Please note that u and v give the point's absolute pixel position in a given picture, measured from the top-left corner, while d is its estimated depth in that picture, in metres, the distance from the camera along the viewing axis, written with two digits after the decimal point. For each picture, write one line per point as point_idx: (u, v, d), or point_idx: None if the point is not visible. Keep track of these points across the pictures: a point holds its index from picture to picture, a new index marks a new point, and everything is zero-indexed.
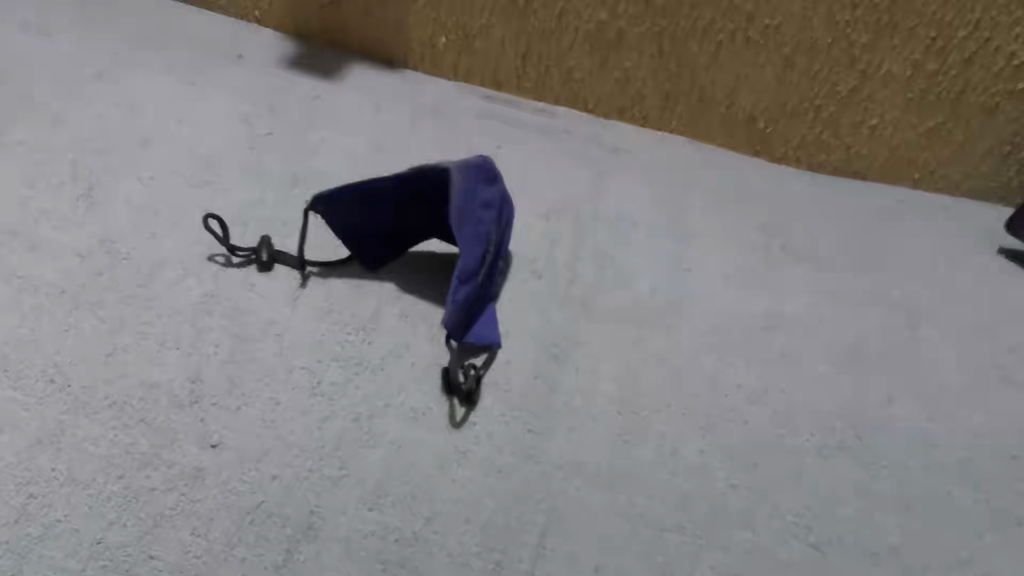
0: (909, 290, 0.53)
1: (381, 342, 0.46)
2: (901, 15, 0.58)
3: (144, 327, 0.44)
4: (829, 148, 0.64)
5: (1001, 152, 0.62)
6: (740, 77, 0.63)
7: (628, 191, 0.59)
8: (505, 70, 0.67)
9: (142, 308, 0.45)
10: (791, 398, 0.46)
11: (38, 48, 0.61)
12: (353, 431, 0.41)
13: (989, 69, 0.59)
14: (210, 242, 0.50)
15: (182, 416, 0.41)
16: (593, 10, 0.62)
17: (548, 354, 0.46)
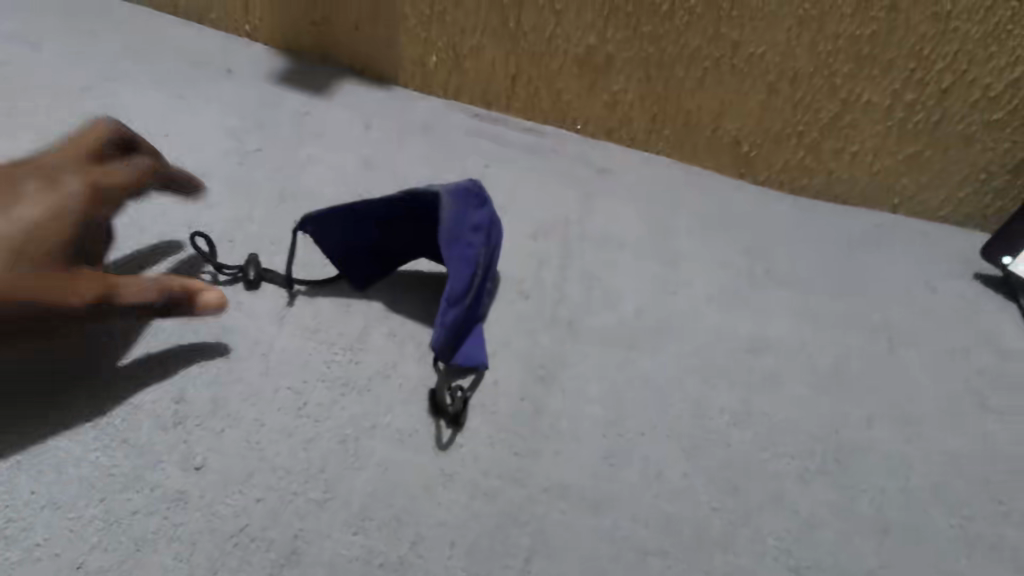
0: (888, 315, 0.55)
1: (368, 363, 0.46)
2: (881, 46, 0.58)
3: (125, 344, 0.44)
4: (810, 172, 0.65)
5: (977, 180, 0.63)
6: (725, 103, 0.63)
7: (615, 212, 0.60)
8: (496, 89, 0.67)
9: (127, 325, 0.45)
10: (774, 420, 0.47)
11: (26, 63, 0.61)
12: (339, 452, 0.41)
13: (966, 100, 0.59)
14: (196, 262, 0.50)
15: (165, 437, 0.41)
16: (581, 34, 0.63)
17: (534, 376, 0.47)
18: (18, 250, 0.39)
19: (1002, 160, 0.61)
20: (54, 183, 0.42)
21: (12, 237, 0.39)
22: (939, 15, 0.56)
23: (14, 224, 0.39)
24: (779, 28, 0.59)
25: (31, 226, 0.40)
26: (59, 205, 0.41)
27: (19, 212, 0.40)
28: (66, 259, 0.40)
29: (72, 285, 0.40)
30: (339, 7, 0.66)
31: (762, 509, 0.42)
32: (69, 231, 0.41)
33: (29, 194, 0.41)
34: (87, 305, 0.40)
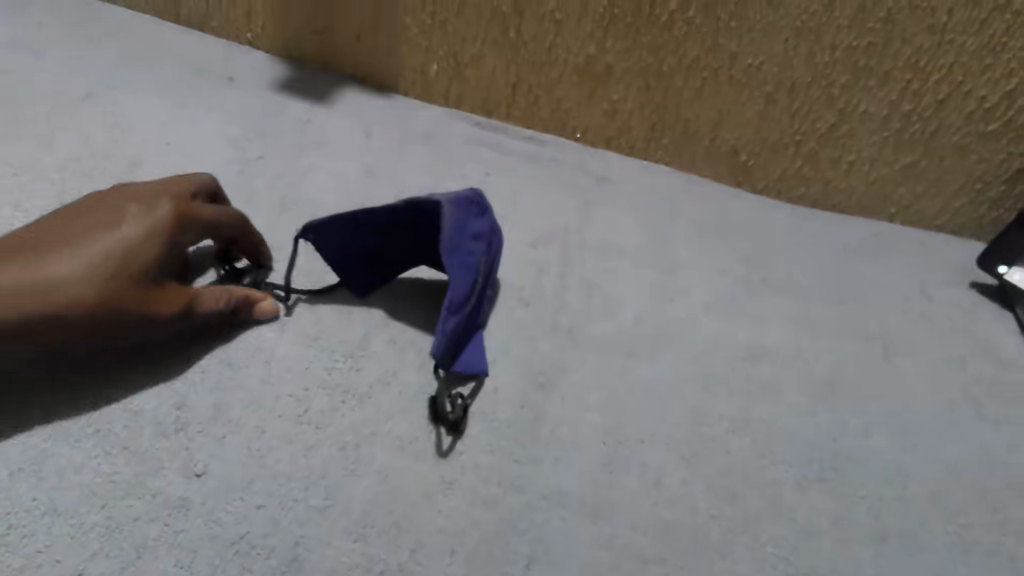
0: (884, 323, 0.55)
1: (368, 371, 0.46)
2: (879, 57, 0.58)
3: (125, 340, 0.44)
4: (808, 181, 0.65)
5: (973, 190, 0.63)
6: (723, 113, 0.64)
7: (614, 220, 0.60)
8: (496, 97, 0.68)
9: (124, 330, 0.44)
10: (772, 428, 0.47)
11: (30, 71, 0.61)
12: (339, 459, 0.42)
13: (961, 111, 0.60)
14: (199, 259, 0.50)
15: (167, 444, 0.41)
16: (581, 44, 0.63)
17: (534, 383, 0.47)
18: (113, 265, 0.41)
19: (998, 170, 0.62)
20: (148, 203, 0.44)
21: (109, 252, 0.41)
22: (935, 27, 0.57)
23: (111, 241, 0.41)
24: (776, 39, 0.59)
25: (130, 243, 0.42)
26: (153, 225, 0.43)
27: (117, 230, 0.42)
28: (156, 275, 0.42)
29: (160, 297, 0.42)
30: (339, 15, 0.66)
31: (760, 517, 0.43)
32: (160, 250, 0.43)
33: (127, 212, 0.43)
34: (171, 315, 0.42)
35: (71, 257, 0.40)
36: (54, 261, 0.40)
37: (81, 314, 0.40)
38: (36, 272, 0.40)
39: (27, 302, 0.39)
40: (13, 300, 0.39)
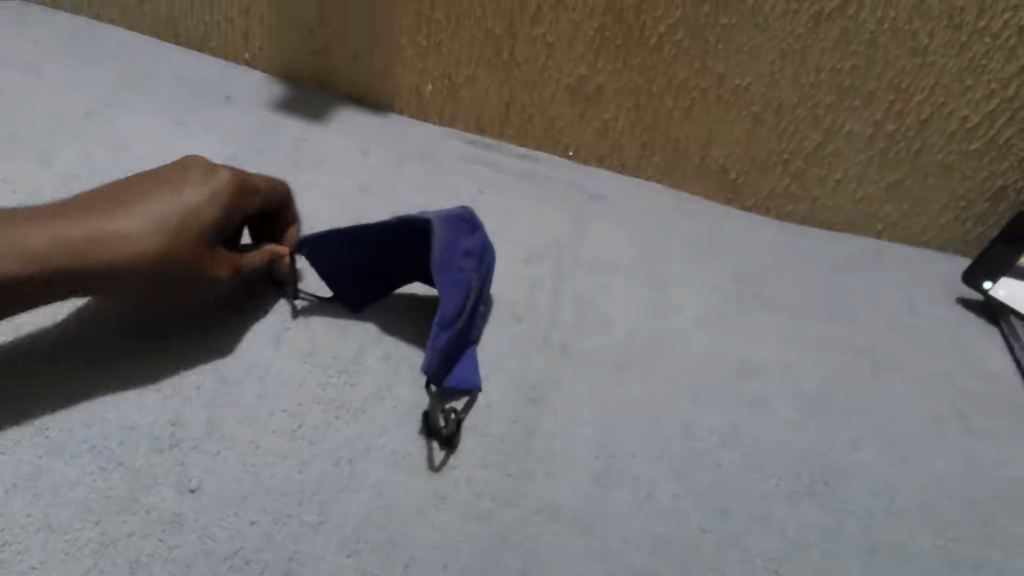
0: (871, 339, 0.56)
1: (362, 386, 0.47)
2: (863, 79, 0.60)
3: (139, 337, 0.46)
4: (796, 199, 0.67)
5: (957, 208, 0.65)
6: (712, 131, 0.65)
7: (607, 236, 0.61)
8: (489, 116, 0.69)
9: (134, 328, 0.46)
10: (762, 441, 0.48)
11: (30, 91, 0.62)
12: (333, 474, 0.42)
13: (943, 130, 0.61)
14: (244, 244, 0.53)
15: (161, 459, 0.41)
16: (573, 65, 0.64)
17: (527, 398, 0.48)
18: (170, 225, 0.42)
19: (981, 188, 0.63)
20: (209, 170, 0.46)
21: (168, 214, 0.43)
22: (916, 50, 0.58)
23: (173, 203, 0.43)
24: (762, 61, 0.60)
25: (193, 208, 0.43)
26: (212, 191, 0.44)
27: (182, 193, 0.44)
28: (211, 238, 0.44)
29: (214, 258, 0.44)
30: (336, 36, 0.67)
31: (751, 530, 0.43)
32: (217, 214, 0.44)
33: (191, 178, 0.45)
34: (222, 276, 0.45)
35: (136, 216, 0.42)
36: (115, 215, 0.42)
37: (140, 269, 0.42)
38: (97, 225, 0.42)
39: (87, 252, 0.41)
40: (79, 252, 0.41)
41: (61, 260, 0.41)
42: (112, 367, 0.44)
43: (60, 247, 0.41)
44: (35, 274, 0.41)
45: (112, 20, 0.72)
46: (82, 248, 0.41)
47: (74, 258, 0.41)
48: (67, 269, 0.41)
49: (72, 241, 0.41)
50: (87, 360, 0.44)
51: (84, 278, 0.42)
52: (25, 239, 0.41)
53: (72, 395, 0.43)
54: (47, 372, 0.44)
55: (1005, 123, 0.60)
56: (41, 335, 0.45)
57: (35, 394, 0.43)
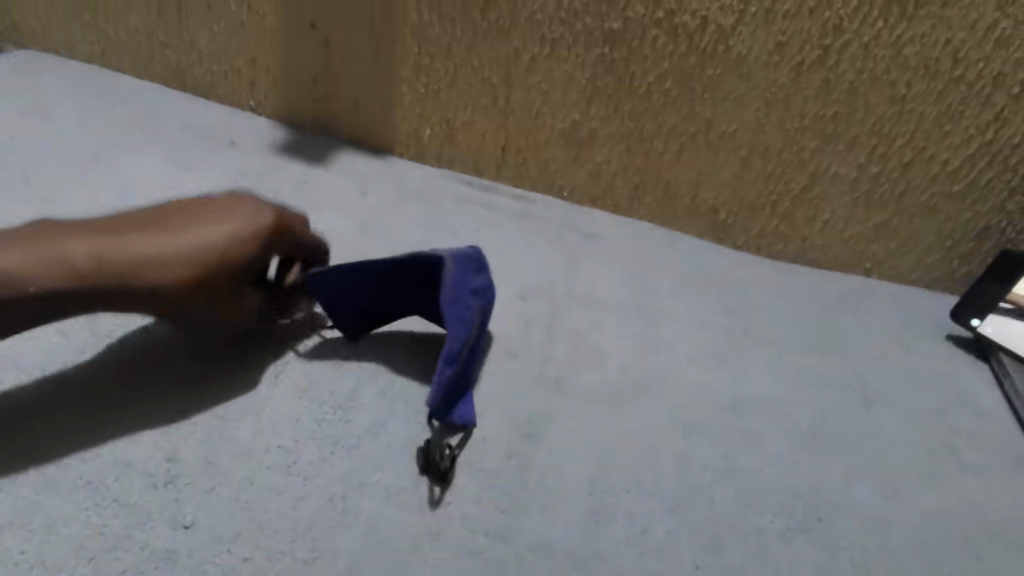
0: (863, 376, 0.57)
1: (357, 422, 0.47)
2: (845, 125, 0.61)
3: (130, 380, 0.47)
4: (785, 239, 0.68)
5: (943, 247, 0.66)
6: (701, 174, 0.66)
7: (600, 275, 0.63)
8: (486, 158, 0.71)
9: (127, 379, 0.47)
10: (755, 477, 0.48)
11: (41, 136, 0.64)
12: (327, 510, 0.42)
13: (926, 174, 0.63)
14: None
15: (156, 496, 0.41)
16: (566, 111, 0.66)
17: (521, 434, 0.48)
18: (209, 255, 0.44)
19: (965, 229, 0.65)
20: (253, 208, 0.48)
21: (210, 243, 0.44)
22: (895, 98, 0.60)
23: (215, 234, 0.45)
24: (747, 108, 0.62)
25: (235, 243, 0.45)
26: (253, 229, 0.46)
27: (225, 227, 0.45)
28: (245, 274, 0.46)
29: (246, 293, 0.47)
30: (338, 84, 0.70)
31: (745, 567, 0.43)
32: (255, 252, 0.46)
33: (233, 214, 0.47)
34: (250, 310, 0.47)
35: (178, 243, 0.44)
36: (153, 239, 0.44)
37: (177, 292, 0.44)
38: (135, 246, 0.44)
39: (125, 271, 0.43)
40: (119, 272, 0.43)
41: (98, 277, 0.43)
42: (100, 408, 0.45)
43: (99, 264, 0.43)
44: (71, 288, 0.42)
45: (123, 68, 0.75)
46: (119, 267, 0.43)
47: (110, 276, 0.43)
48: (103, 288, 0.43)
49: (112, 259, 0.43)
50: (76, 402, 0.45)
51: (120, 296, 0.44)
52: (67, 252, 0.43)
53: (56, 437, 0.43)
54: (34, 413, 0.44)
55: (985, 167, 0.61)
56: (33, 386, 0.45)
57: (20, 435, 0.43)
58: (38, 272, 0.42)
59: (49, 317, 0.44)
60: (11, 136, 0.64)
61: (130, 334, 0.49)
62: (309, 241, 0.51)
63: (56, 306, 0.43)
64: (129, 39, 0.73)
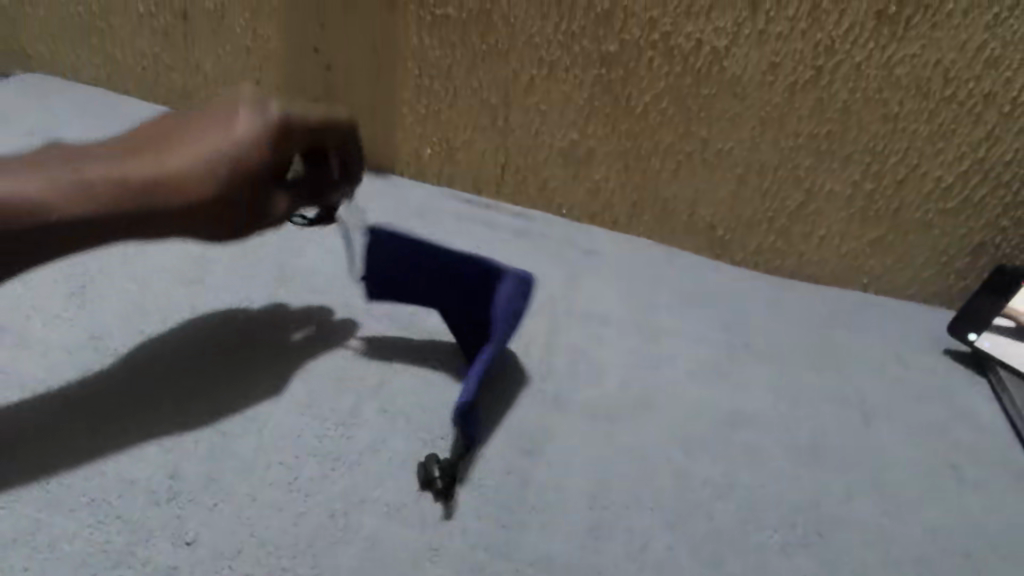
0: (862, 391, 0.57)
1: (358, 439, 0.47)
2: (839, 144, 0.62)
3: (132, 396, 0.47)
4: (782, 254, 0.69)
5: (939, 262, 0.67)
6: (698, 191, 0.67)
7: (600, 291, 0.63)
8: (486, 176, 0.72)
9: (128, 395, 0.47)
10: (754, 492, 0.48)
11: None
12: (328, 526, 0.42)
13: (920, 190, 0.63)
14: (259, 317, 0.54)
15: (159, 512, 0.42)
16: (565, 130, 0.67)
17: (521, 449, 0.48)
18: (226, 164, 0.47)
19: (960, 245, 0.65)
20: (256, 108, 0.50)
21: (228, 152, 0.48)
22: (888, 117, 0.60)
23: (230, 142, 0.48)
24: (743, 127, 0.63)
25: (251, 147, 0.48)
26: (264, 129, 0.49)
27: (237, 135, 0.48)
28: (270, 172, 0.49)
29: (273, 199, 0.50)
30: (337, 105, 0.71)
31: None
32: (271, 150, 0.49)
33: (241, 118, 0.49)
34: (279, 215, 0.51)
35: (198, 160, 0.47)
36: (172, 160, 0.47)
37: (207, 203, 0.47)
38: (159, 170, 0.47)
39: (154, 192, 0.46)
40: (150, 192, 0.46)
41: (123, 201, 0.45)
42: (101, 424, 0.45)
43: (129, 189, 0.45)
44: (100, 213, 0.44)
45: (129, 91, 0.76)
46: (145, 188, 0.46)
47: (136, 199, 0.45)
48: (129, 211, 0.45)
49: (133, 183, 0.46)
50: (77, 417, 0.45)
51: (150, 217, 0.46)
52: (94, 180, 0.45)
53: (55, 452, 0.43)
54: (34, 427, 0.44)
55: (978, 183, 0.62)
56: (35, 401, 0.46)
57: (19, 448, 0.43)
58: (60, 199, 0.43)
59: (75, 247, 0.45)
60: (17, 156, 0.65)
61: (133, 352, 0.50)
62: (327, 136, 0.53)
63: (92, 234, 0.45)
64: (135, 63, 0.74)
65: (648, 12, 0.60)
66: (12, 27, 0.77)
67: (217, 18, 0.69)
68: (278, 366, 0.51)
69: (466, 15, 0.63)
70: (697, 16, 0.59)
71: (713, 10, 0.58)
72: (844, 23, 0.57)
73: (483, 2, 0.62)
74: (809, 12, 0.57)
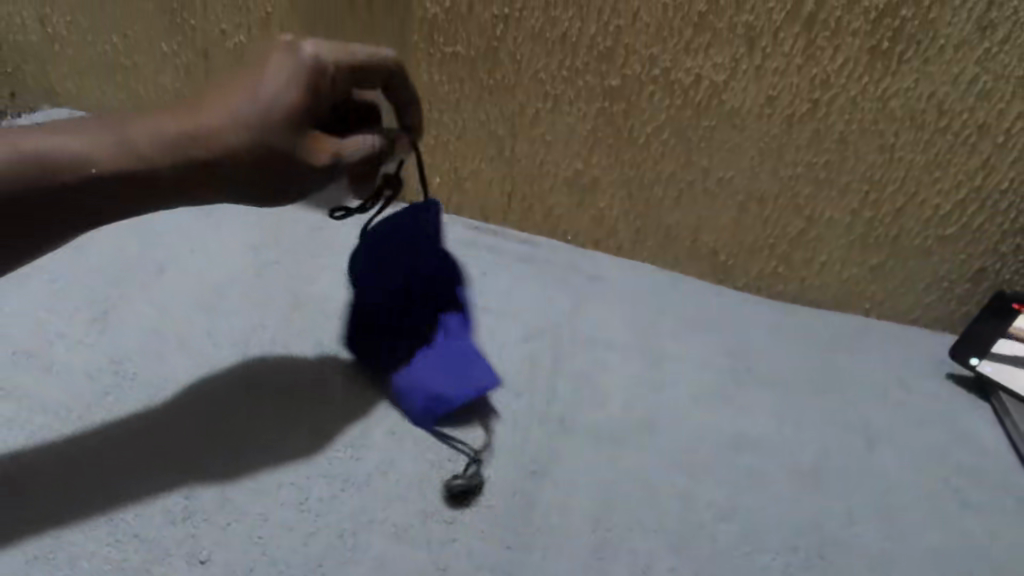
0: (864, 416, 0.58)
1: (367, 460, 0.49)
2: (837, 172, 0.64)
3: (138, 444, 0.47)
4: (784, 279, 0.70)
5: (941, 287, 0.68)
6: (701, 219, 0.69)
7: (604, 315, 0.65)
8: (492, 204, 0.74)
9: (141, 431, 0.48)
10: (756, 517, 0.50)
11: None
12: (337, 546, 0.44)
13: (919, 218, 0.65)
14: (264, 364, 0.54)
15: (173, 531, 0.43)
16: (569, 160, 0.69)
17: (527, 471, 0.50)
18: (255, 113, 0.43)
19: (960, 270, 0.67)
20: (289, 50, 0.45)
21: (259, 99, 0.44)
22: (885, 147, 0.62)
23: (259, 89, 0.44)
24: (743, 157, 0.65)
25: (281, 92, 0.44)
26: (292, 73, 0.44)
27: (265, 80, 0.44)
28: (308, 118, 0.44)
29: (314, 145, 0.44)
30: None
31: None
32: (307, 94, 0.44)
33: (272, 62, 0.45)
34: (321, 164, 0.45)
35: (230, 109, 0.44)
36: (206, 109, 0.44)
37: (243, 158, 0.44)
38: (192, 121, 0.44)
39: (188, 147, 0.43)
40: (184, 146, 0.43)
41: (151, 152, 0.43)
42: (109, 468, 0.46)
43: (165, 145, 0.43)
44: (129, 166, 0.43)
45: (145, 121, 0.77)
46: (180, 142, 0.43)
47: (163, 150, 0.43)
48: (157, 164, 0.43)
49: (162, 134, 0.43)
50: (86, 461, 0.46)
51: (189, 176, 0.44)
52: (132, 138, 0.43)
53: (63, 500, 0.44)
54: (45, 471, 0.45)
55: (976, 211, 0.63)
56: (55, 428, 0.48)
57: (28, 493, 0.44)
58: (92, 151, 0.42)
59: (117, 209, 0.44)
60: None
61: (149, 382, 0.52)
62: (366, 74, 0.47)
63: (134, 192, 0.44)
64: (157, 98, 0.77)
65: (648, 49, 0.61)
66: (41, 65, 0.80)
67: (236, 57, 0.72)
68: (281, 413, 0.51)
69: (474, 53, 0.65)
70: (696, 52, 0.60)
71: (711, 47, 0.60)
72: (839, 58, 0.58)
73: (490, 41, 0.64)
74: (805, 48, 0.58)
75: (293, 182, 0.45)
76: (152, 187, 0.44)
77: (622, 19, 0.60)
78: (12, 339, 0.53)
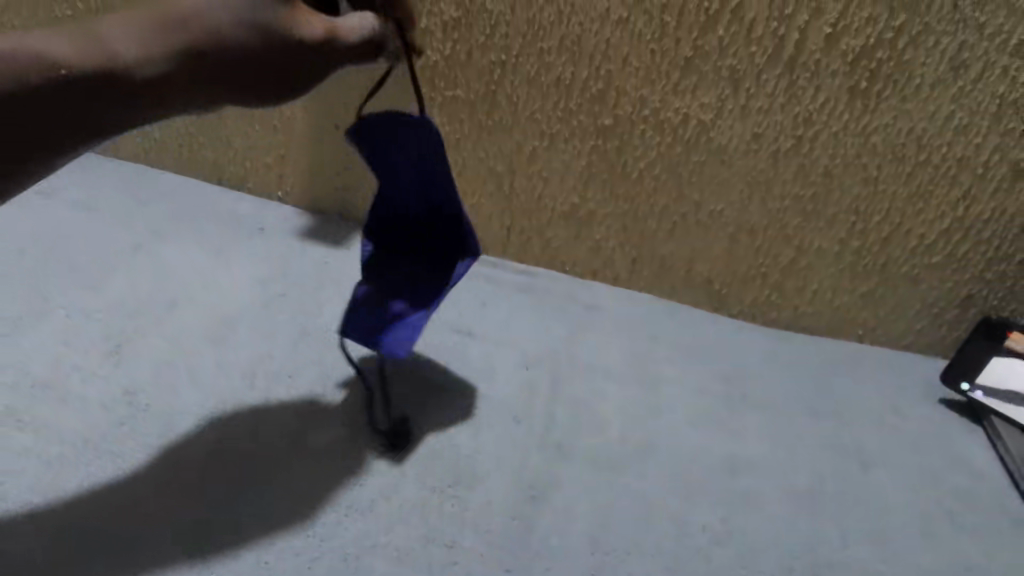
0: (857, 440, 0.60)
1: (370, 487, 0.51)
2: (823, 204, 0.66)
3: (140, 495, 0.49)
4: (778, 307, 0.72)
5: (930, 313, 0.69)
6: (694, 250, 0.71)
7: (603, 345, 0.66)
8: (492, 237, 0.76)
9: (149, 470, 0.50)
10: (753, 540, 0.51)
11: (76, 224, 0.68)
12: (342, 568, 0.47)
13: (905, 247, 0.67)
14: (264, 411, 0.55)
15: (184, 556, 0.46)
16: (566, 194, 0.71)
17: (526, 496, 0.52)
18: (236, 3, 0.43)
19: (948, 297, 0.68)
20: None
21: None
22: (869, 179, 0.64)
23: None
24: (732, 190, 0.67)
25: None
26: None
27: None
28: None
29: (306, 19, 0.45)
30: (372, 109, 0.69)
31: None
32: None
33: None
34: (314, 37, 0.44)
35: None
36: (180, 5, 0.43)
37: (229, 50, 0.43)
38: (167, 14, 0.43)
39: (166, 44, 0.42)
40: (161, 43, 0.42)
41: (121, 50, 0.42)
42: (116, 507, 0.48)
43: (140, 43, 0.42)
44: (99, 65, 0.42)
45: (151, 158, 0.77)
46: (155, 38, 0.42)
47: (138, 45, 0.42)
48: (130, 64, 0.42)
49: (133, 30, 0.42)
50: (90, 511, 0.48)
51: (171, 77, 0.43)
52: (104, 40, 0.42)
53: (67, 547, 0.46)
54: (54, 517, 0.47)
55: (960, 239, 0.65)
56: (70, 459, 0.50)
57: (36, 535, 0.46)
58: (58, 51, 0.41)
59: (96, 122, 0.43)
60: (54, 227, 0.68)
61: (162, 416, 0.54)
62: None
63: (113, 98, 0.42)
64: None
65: (638, 90, 0.64)
66: None
67: None
68: (282, 454, 0.52)
69: (473, 96, 0.68)
70: (684, 92, 0.64)
71: (697, 89, 0.63)
72: (820, 97, 0.61)
73: (489, 85, 0.67)
74: (787, 88, 0.61)
75: (283, 67, 0.45)
76: (122, 92, 0.42)
77: (613, 64, 0.64)
78: (30, 372, 0.55)
